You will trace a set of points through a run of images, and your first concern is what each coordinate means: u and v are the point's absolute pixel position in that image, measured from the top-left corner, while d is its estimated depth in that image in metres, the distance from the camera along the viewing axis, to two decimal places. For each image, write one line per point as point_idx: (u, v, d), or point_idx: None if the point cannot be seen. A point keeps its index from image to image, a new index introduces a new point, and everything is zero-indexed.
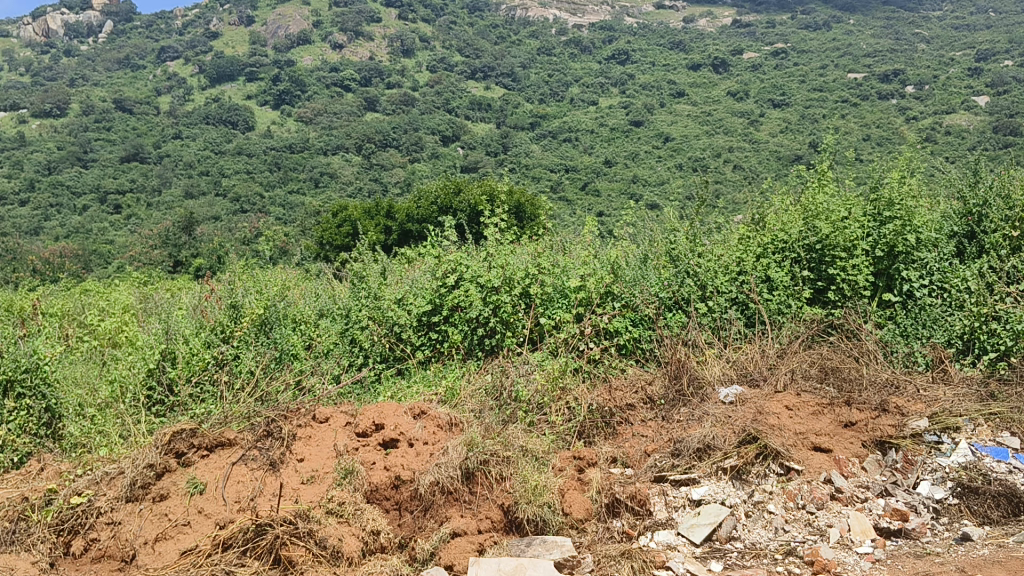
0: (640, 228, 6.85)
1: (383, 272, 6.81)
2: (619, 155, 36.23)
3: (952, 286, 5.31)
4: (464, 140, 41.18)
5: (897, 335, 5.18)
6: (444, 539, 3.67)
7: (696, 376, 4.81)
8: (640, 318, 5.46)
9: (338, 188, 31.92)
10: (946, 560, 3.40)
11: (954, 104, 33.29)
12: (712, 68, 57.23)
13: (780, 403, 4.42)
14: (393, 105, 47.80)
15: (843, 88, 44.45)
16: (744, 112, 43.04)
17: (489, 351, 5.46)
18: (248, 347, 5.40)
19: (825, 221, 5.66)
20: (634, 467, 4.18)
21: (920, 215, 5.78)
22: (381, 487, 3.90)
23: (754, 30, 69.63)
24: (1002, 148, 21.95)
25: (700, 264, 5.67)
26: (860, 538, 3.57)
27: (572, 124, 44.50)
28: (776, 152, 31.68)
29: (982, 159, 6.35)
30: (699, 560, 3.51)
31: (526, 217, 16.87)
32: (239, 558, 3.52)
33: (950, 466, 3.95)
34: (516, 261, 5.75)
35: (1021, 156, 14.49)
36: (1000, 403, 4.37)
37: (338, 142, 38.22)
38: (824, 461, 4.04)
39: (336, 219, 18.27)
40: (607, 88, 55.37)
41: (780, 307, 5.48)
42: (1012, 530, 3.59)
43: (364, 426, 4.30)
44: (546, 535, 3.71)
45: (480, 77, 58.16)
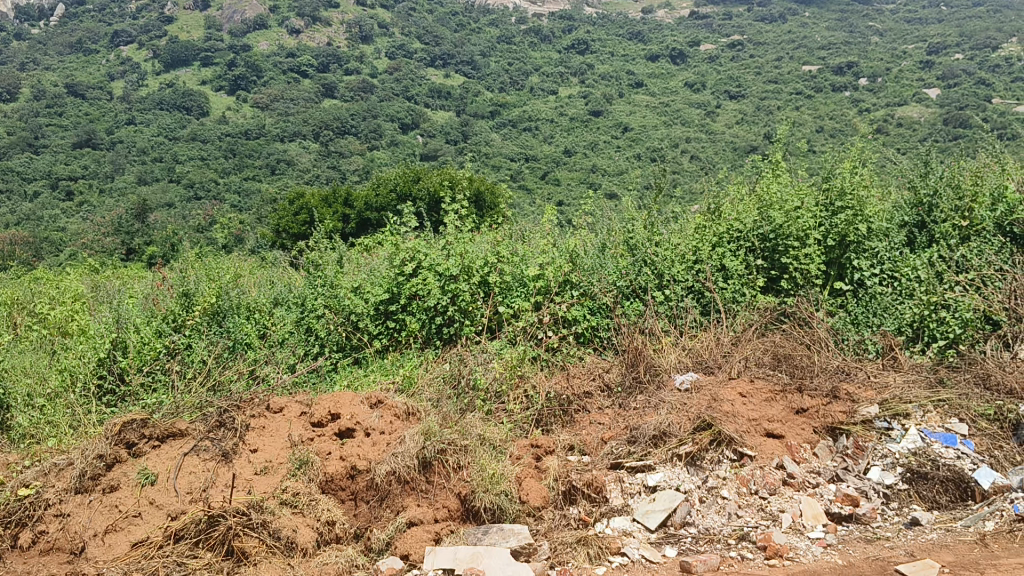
0: (598, 215, 6.87)
1: (340, 261, 6.73)
2: (578, 145, 36.18)
3: (903, 275, 5.42)
4: (424, 128, 41.00)
5: (847, 323, 5.28)
6: (400, 528, 3.68)
7: (652, 363, 4.87)
8: (598, 306, 5.49)
9: (294, 176, 31.61)
10: (895, 545, 3.49)
11: (905, 97, 34.08)
12: (670, 59, 58.19)
13: (734, 390, 4.49)
14: (351, 92, 47.23)
15: (798, 80, 45.09)
16: (702, 104, 43.53)
17: (448, 339, 5.45)
18: (200, 336, 5.38)
19: (778, 211, 5.74)
20: (590, 455, 4.22)
21: (871, 205, 5.86)
22: (336, 477, 3.88)
23: (711, 22, 70.19)
24: (952, 141, 22.54)
25: (658, 252, 5.73)
26: (811, 523, 3.64)
27: (531, 114, 44.45)
28: (732, 143, 32.11)
29: (933, 150, 6.48)
30: (654, 545, 3.57)
31: (485, 205, 16.90)
32: (191, 549, 3.50)
33: (899, 451, 4.02)
34: (475, 248, 5.72)
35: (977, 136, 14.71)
36: (948, 389, 4.45)
37: (295, 129, 37.56)
38: (777, 447, 4.10)
39: (293, 207, 18.09)
40: (567, 78, 55.36)
41: (734, 296, 5.55)
42: (959, 514, 3.69)
43: (320, 416, 4.28)
44: (503, 523, 3.71)
45: (440, 65, 57.80)
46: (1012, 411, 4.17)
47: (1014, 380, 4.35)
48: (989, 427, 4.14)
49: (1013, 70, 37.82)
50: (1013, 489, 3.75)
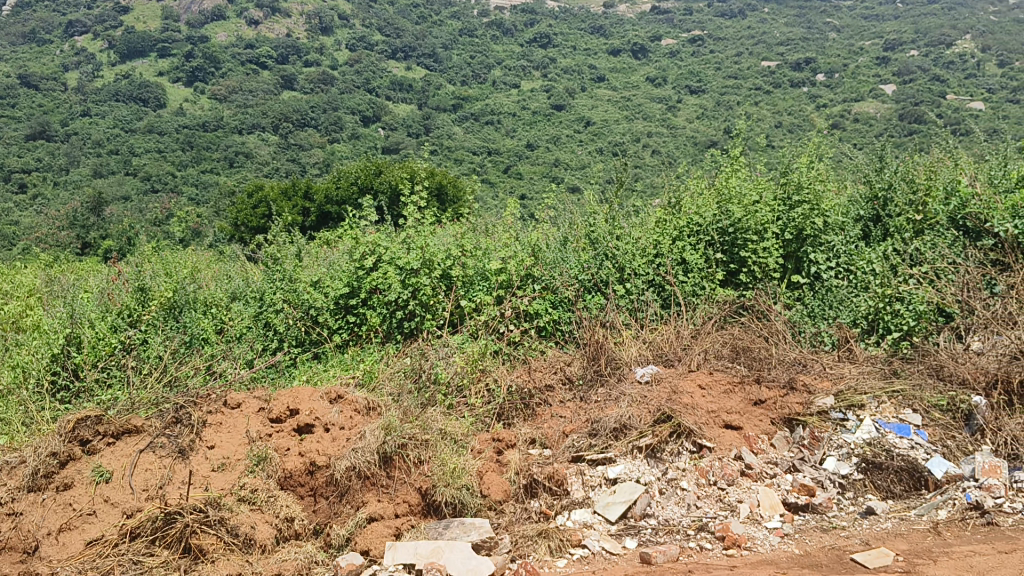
0: (561, 210, 6.87)
1: (300, 254, 6.67)
2: (540, 139, 36.17)
3: (858, 268, 5.53)
4: (385, 121, 40.69)
5: (804, 315, 5.35)
6: (361, 524, 3.66)
7: (613, 356, 4.90)
8: (559, 300, 5.52)
9: (253, 168, 31.23)
10: (850, 534, 3.56)
11: (862, 93, 34.62)
12: (632, 53, 58.42)
13: (693, 383, 4.54)
14: (311, 84, 46.64)
15: (757, 75, 45.61)
16: (663, 98, 43.79)
17: (408, 334, 5.43)
18: (156, 332, 5.32)
19: (737, 205, 5.81)
20: (552, 448, 4.24)
21: (827, 200, 5.95)
22: (295, 473, 3.86)
23: (672, 17, 70.63)
24: (909, 136, 22.97)
25: (618, 246, 5.76)
26: (769, 513, 3.69)
27: (493, 107, 44.34)
28: (693, 138, 32.41)
29: (888, 145, 6.60)
30: (614, 537, 3.60)
31: (447, 198, 16.84)
32: (147, 548, 3.47)
33: (854, 441, 4.08)
34: (437, 242, 5.70)
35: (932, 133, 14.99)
36: (901, 380, 4.54)
37: (254, 121, 36.98)
38: (735, 438, 4.16)
39: (252, 200, 17.85)
40: (529, 71, 55.29)
41: (694, 289, 5.59)
42: (913, 503, 3.77)
43: (279, 411, 4.24)
44: (464, 517, 3.70)
45: (401, 57, 57.32)
46: (964, 401, 4.27)
47: (966, 369, 4.44)
48: (941, 417, 4.24)
49: (966, 68, 38.66)
50: (965, 478, 3.85)
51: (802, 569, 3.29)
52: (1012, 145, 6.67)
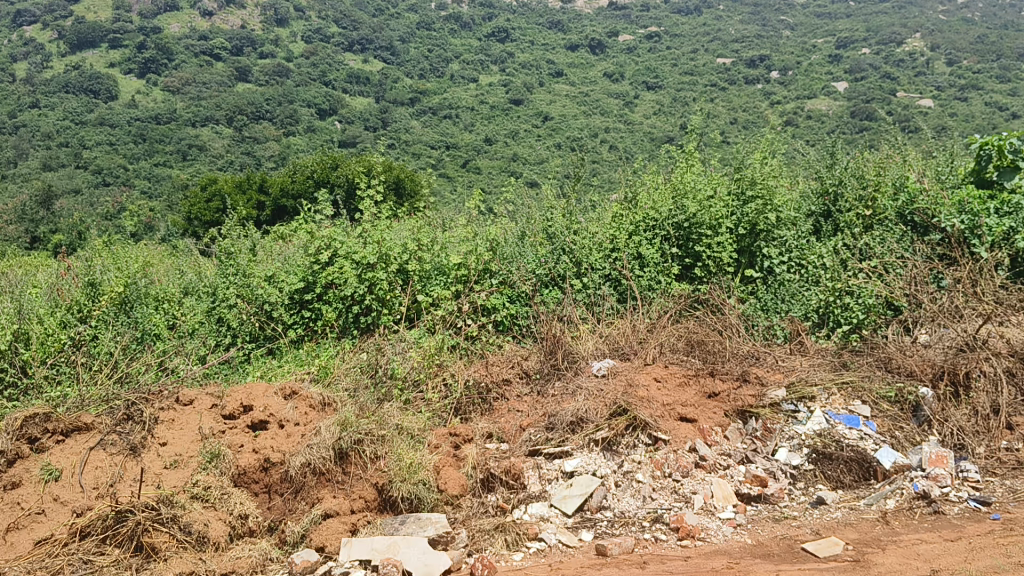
0: (519, 204, 6.87)
1: (253, 249, 6.57)
2: (499, 133, 36.06)
3: (809, 263, 5.62)
4: (342, 114, 40.27)
5: (757, 310, 5.43)
6: (316, 520, 3.65)
7: (570, 351, 4.93)
8: (516, 295, 5.54)
9: (207, 162, 30.77)
10: (801, 524, 3.62)
11: (815, 90, 35.16)
12: (590, 49, 58.77)
13: (649, 376, 4.59)
14: (266, 76, 45.74)
15: (712, 72, 46.15)
16: (620, 94, 44.05)
17: (365, 329, 5.40)
18: (107, 328, 5.26)
19: (692, 201, 5.86)
20: (509, 442, 4.25)
21: (780, 196, 6.03)
22: (249, 470, 3.81)
23: (629, 13, 70.92)
24: (861, 133, 23.43)
25: (575, 241, 5.78)
26: (722, 504, 3.74)
27: (451, 101, 44.17)
28: (650, 134, 32.69)
29: (839, 142, 6.71)
30: (570, 530, 3.63)
31: (405, 193, 16.80)
32: (97, 546, 3.41)
33: (805, 433, 4.15)
34: (394, 236, 5.67)
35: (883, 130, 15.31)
36: (851, 372, 4.63)
37: (208, 113, 36.24)
38: (690, 430, 4.20)
39: (206, 193, 17.67)
40: (487, 66, 55.11)
41: (651, 283, 5.64)
42: (862, 493, 3.85)
43: (232, 407, 4.19)
44: (421, 512, 3.70)
45: (359, 50, 56.40)
46: (911, 392, 4.38)
47: (914, 362, 4.56)
48: (890, 408, 4.34)
49: (916, 66, 39.49)
50: (913, 467, 3.94)
51: (754, 559, 3.34)
52: (958, 143, 6.83)
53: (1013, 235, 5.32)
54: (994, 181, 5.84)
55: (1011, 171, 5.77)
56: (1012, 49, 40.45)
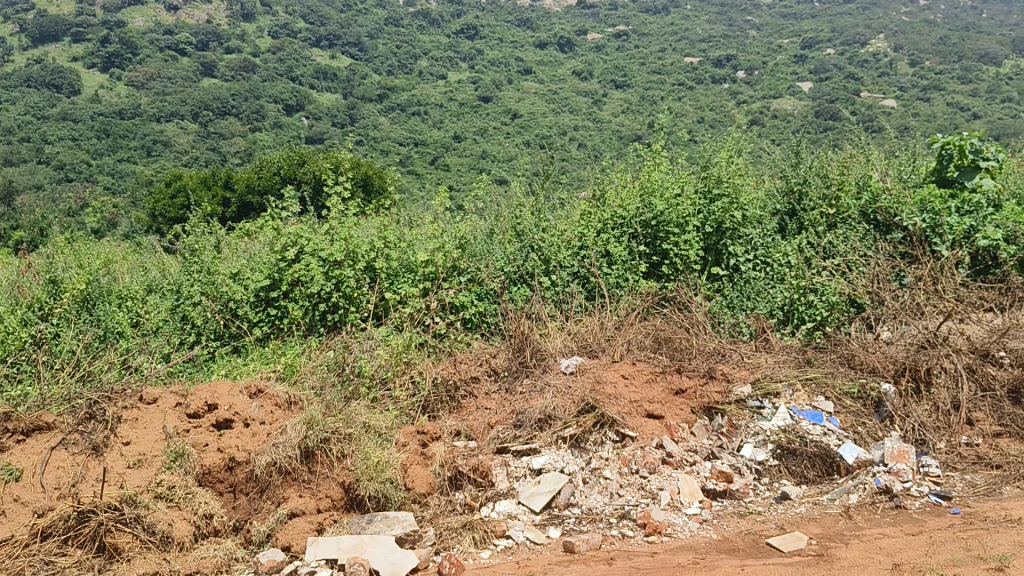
0: (488, 201, 6.86)
1: (218, 246, 6.52)
2: (467, 130, 35.94)
3: (774, 261, 5.67)
4: (309, 110, 39.90)
5: (723, 307, 5.48)
6: (282, 519, 3.62)
7: (538, 348, 4.93)
8: (485, 292, 5.54)
9: (171, 158, 30.38)
10: (765, 519, 3.67)
11: (781, 90, 35.50)
12: (558, 47, 58.87)
13: (616, 373, 4.62)
14: (232, 71, 45.00)
15: (679, 71, 46.47)
16: (588, 92, 44.16)
17: (331, 326, 5.38)
18: (69, 326, 5.24)
19: (660, 199, 5.91)
20: (477, 440, 4.25)
21: (746, 194, 6.08)
22: (214, 469, 3.77)
23: (598, 11, 71.04)
24: (826, 133, 23.75)
25: (544, 238, 5.78)
26: (688, 499, 3.77)
27: (420, 98, 43.97)
28: (618, 132, 32.82)
29: (804, 140, 6.77)
30: (538, 527, 3.64)
31: (372, 189, 16.73)
32: (59, 548, 3.36)
33: (770, 428, 4.20)
34: (361, 233, 5.64)
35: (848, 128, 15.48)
36: (814, 368, 4.68)
37: (172, 108, 35.64)
38: (657, 427, 4.23)
39: (170, 189, 17.43)
40: (456, 63, 54.93)
41: (619, 281, 5.66)
42: (825, 488, 3.90)
43: (197, 406, 4.15)
44: (387, 511, 3.70)
45: (325, 46, 55.00)
46: (874, 388, 4.46)
47: (876, 358, 4.63)
48: (853, 404, 4.41)
49: (879, 66, 40.02)
50: (875, 463, 4.01)
51: (719, 554, 3.38)
52: (920, 143, 6.92)
53: (972, 234, 5.46)
54: (954, 181, 5.97)
55: (972, 171, 5.91)
56: (973, 50, 41.18)
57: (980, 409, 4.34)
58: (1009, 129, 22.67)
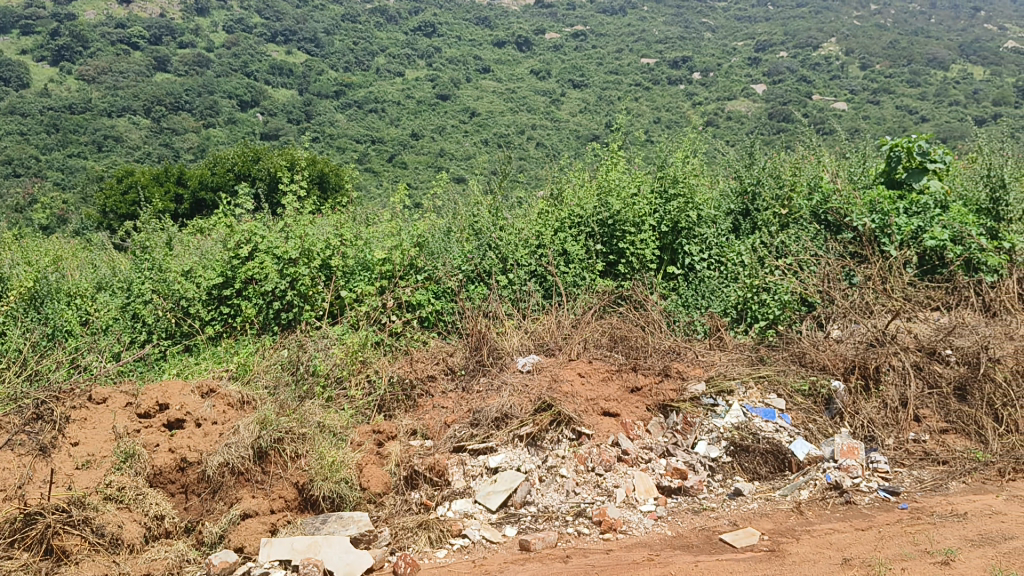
0: (445, 199, 6.84)
1: (170, 243, 6.45)
2: (425, 128, 35.79)
3: (728, 260, 5.73)
4: (264, 106, 39.38)
5: (679, 305, 5.53)
6: (234, 521, 3.58)
7: (495, 346, 4.93)
8: (442, 291, 5.53)
9: (123, 154, 29.82)
10: (719, 515, 3.72)
11: (734, 92, 35.96)
12: (516, 45, 58.89)
13: (573, 371, 4.64)
14: (186, 65, 44.04)
15: (636, 72, 46.91)
16: (546, 91, 44.30)
17: (285, 325, 5.32)
18: (15, 327, 5.24)
19: (616, 198, 5.95)
20: (432, 439, 4.25)
21: (701, 194, 6.13)
22: (165, 470, 3.71)
23: (556, 11, 71.22)
24: (778, 135, 24.17)
25: (501, 237, 5.78)
26: (643, 497, 3.81)
27: (377, 95, 43.68)
28: (576, 131, 32.97)
29: (758, 142, 6.84)
30: (493, 526, 3.65)
31: (329, 187, 16.61)
32: (4, 550, 3.28)
33: (723, 425, 4.23)
34: (316, 232, 5.60)
35: (801, 130, 15.73)
36: (767, 366, 4.74)
37: (124, 103, 34.82)
38: (612, 425, 4.26)
39: (121, 185, 17.11)
40: (413, 61, 54.61)
41: (575, 280, 5.69)
42: (777, 484, 3.96)
43: (147, 406, 4.10)
44: (343, 510, 3.68)
45: (281, 41, 53.89)
46: (824, 385, 4.54)
47: (827, 356, 4.72)
48: (804, 401, 4.48)
49: (832, 69, 40.73)
50: (825, 459, 4.08)
51: (674, 551, 3.41)
52: (870, 145, 7.06)
53: (920, 234, 5.60)
54: (903, 182, 6.13)
55: (919, 173, 6.08)
56: (922, 55, 42.17)
57: (927, 406, 4.45)
58: (956, 131, 23.22)
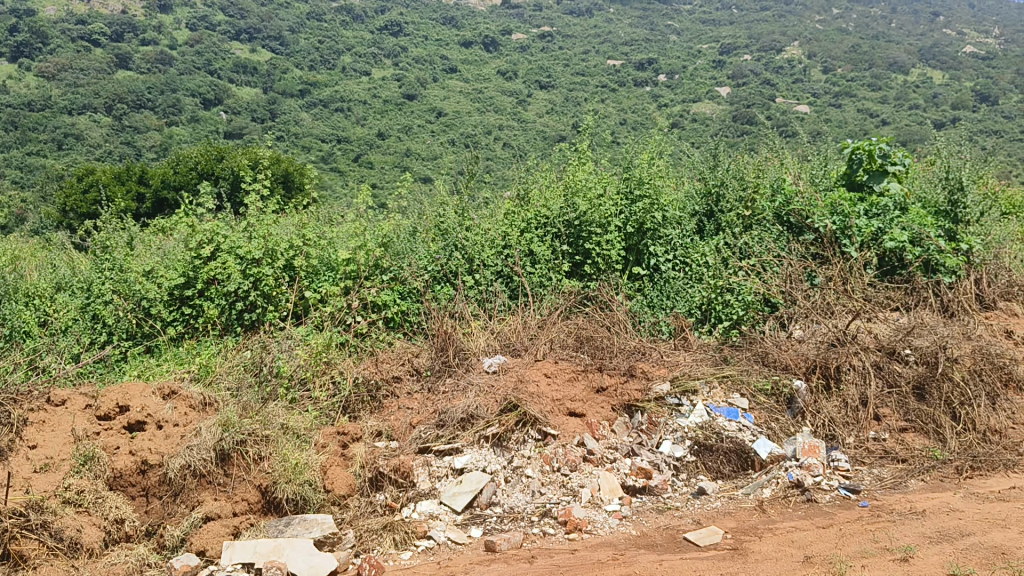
0: (410, 198, 6.79)
1: (131, 243, 6.37)
2: (391, 128, 35.60)
3: (693, 261, 5.78)
4: (228, 104, 38.90)
5: (644, 306, 5.56)
6: (197, 524, 3.54)
7: (461, 347, 4.93)
8: (407, 291, 5.52)
9: (83, 152, 29.31)
10: (683, 514, 3.75)
11: (700, 94, 36.26)
12: (483, 46, 58.83)
13: (539, 371, 4.65)
14: (148, 62, 43.32)
15: (602, 74, 47.13)
16: (513, 92, 44.31)
17: (249, 325, 5.27)
18: None
19: (583, 198, 5.97)
20: (398, 440, 4.23)
21: (666, 195, 6.17)
22: (125, 472, 3.66)
23: (522, 12, 71.31)
24: (741, 137, 24.42)
25: (467, 237, 5.77)
26: (608, 496, 3.82)
27: (343, 94, 43.35)
28: (542, 132, 33.05)
29: (722, 144, 6.87)
30: (459, 527, 3.65)
31: (293, 186, 16.48)
32: None
33: (687, 425, 4.26)
34: (280, 231, 5.55)
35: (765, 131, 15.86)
36: (731, 367, 4.78)
37: (85, 100, 34.20)
38: (578, 425, 4.28)
39: (82, 183, 16.80)
40: (379, 60, 54.29)
41: (542, 280, 5.70)
42: (740, 483, 4.01)
43: (107, 407, 4.02)
44: (306, 514, 3.65)
45: (245, 39, 53.24)
46: (787, 384, 4.59)
47: (789, 356, 4.77)
48: (766, 400, 4.54)
49: (794, 72, 41.22)
50: (787, 457, 4.13)
51: (638, 549, 3.44)
52: (831, 147, 7.14)
53: (880, 236, 5.68)
54: (864, 184, 6.22)
55: (880, 175, 6.17)
56: (882, 59, 42.87)
57: (887, 405, 4.53)
58: (915, 134, 23.62)
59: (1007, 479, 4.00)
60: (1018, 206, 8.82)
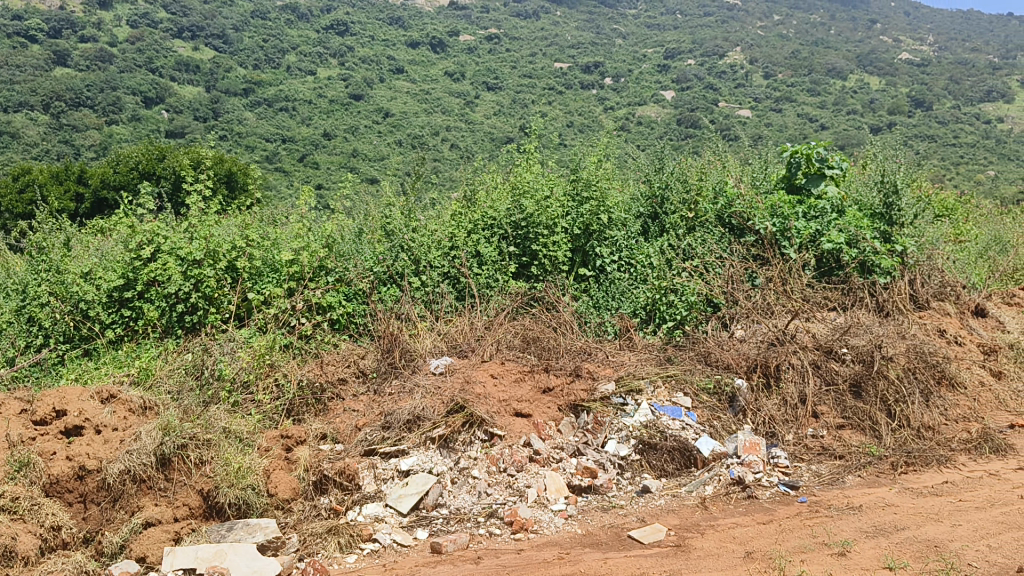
0: (356, 200, 6.75)
1: (69, 244, 6.24)
2: (337, 128, 35.19)
3: (638, 262, 5.86)
4: (170, 103, 38.01)
5: (590, 307, 5.63)
6: (136, 530, 3.47)
7: (408, 349, 4.92)
8: (353, 292, 5.50)
9: (19, 150, 28.43)
10: (627, 512, 3.80)
11: (645, 98, 36.62)
12: (430, 47, 58.55)
13: (486, 372, 4.66)
14: (87, 59, 42.12)
15: (549, 76, 47.26)
16: (461, 93, 44.21)
17: (189, 327, 5.17)
18: None
19: (529, 200, 6.01)
20: (343, 443, 4.21)
21: (611, 197, 6.24)
22: (62, 478, 3.56)
23: (470, 14, 71.18)
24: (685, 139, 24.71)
25: (414, 238, 5.78)
26: (554, 496, 3.84)
27: (288, 93, 42.73)
28: (490, 134, 33.01)
29: (668, 147, 6.94)
30: (404, 529, 3.64)
31: (237, 187, 16.20)
32: None
33: (632, 425, 4.31)
34: (222, 231, 5.46)
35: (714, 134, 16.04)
36: (675, 366, 4.86)
37: (20, 98, 33.18)
38: (524, 425, 4.30)
39: (18, 183, 16.29)
40: (325, 59, 53.66)
41: (488, 281, 5.72)
42: (684, 481, 4.06)
43: (43, 412, 3.91)
44: (249, 518, 3.60)
45: (188, 37, 52.00)
46: (728, 383, 4.68)
47: (731, 356, 4.86)
48: (709, 399, 4.61)
49: (737, 77, 41.89)
50: (729, 455, 4.20)
51: (583, 548, 3.46)
52: (772, 151, 7.29)
53: (817, 238, 5.83)
54: (802, 187, 6.37)
55: (817, 179, 6.34)
56: (823, 65, 43.76)
57: (825, 403, 4.64)
58: (853, 138, 24.20)
59: (941, 474, 4.12)
60: (951, 208, 9.09)
